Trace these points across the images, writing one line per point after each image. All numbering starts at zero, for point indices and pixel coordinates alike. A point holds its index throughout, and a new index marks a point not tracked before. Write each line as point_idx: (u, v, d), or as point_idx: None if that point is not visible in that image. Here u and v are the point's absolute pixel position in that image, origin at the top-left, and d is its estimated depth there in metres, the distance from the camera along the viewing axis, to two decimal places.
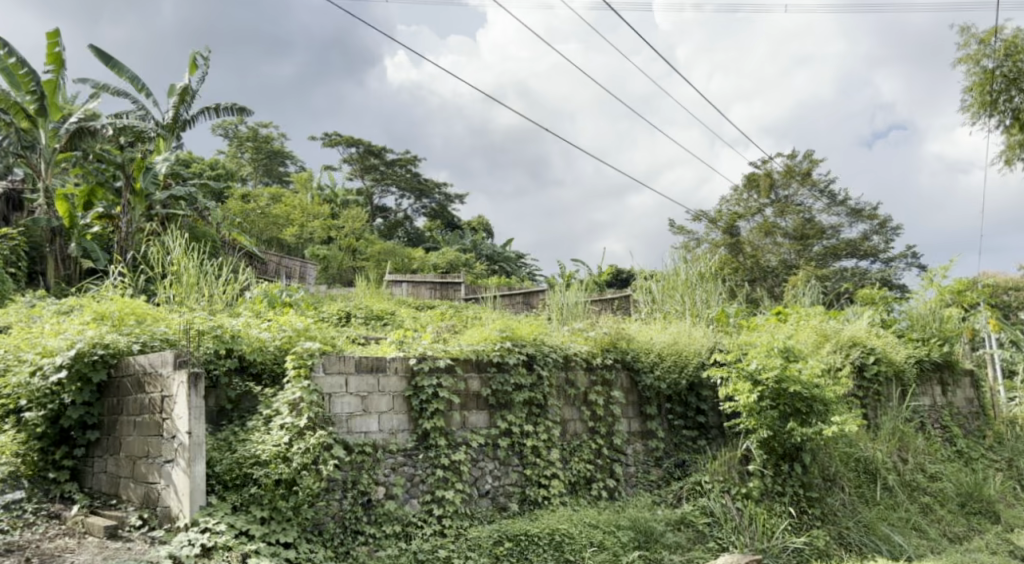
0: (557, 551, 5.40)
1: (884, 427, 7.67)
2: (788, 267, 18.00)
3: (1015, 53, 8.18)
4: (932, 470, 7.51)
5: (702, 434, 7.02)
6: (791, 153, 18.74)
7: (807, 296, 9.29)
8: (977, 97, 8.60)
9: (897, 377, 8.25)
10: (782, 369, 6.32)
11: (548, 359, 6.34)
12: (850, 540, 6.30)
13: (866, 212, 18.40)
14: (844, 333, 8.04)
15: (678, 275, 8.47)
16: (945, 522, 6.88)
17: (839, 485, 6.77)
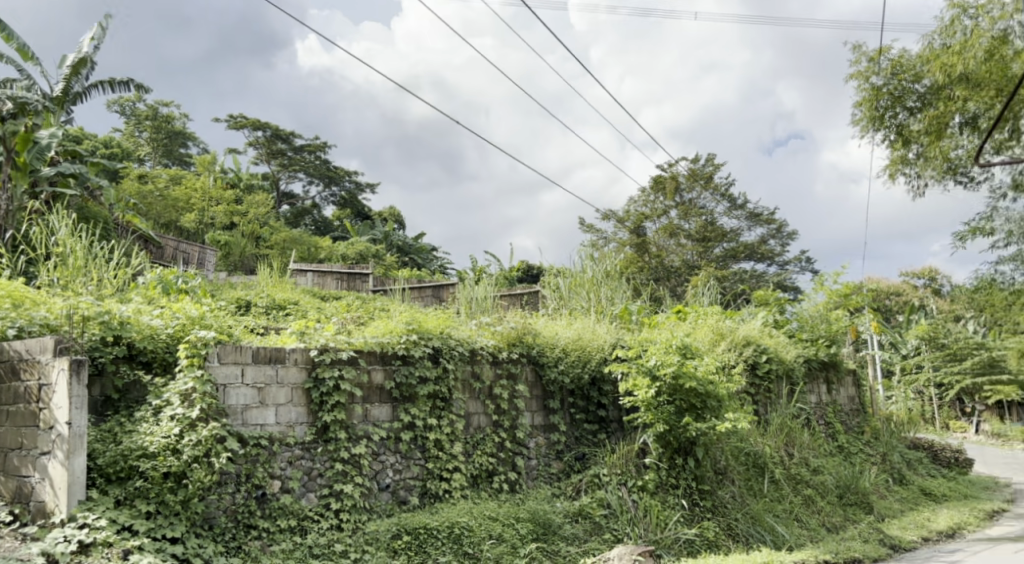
0: (455, 545, 5.42)
1: (773, 422, 8.04)
2: (689, 267, 18.64)
3: (900, 72, 8.73)
4: (815, 464, 7.91)
5: (602, 428, 7.19)
6: (695, 158, 19.37)
7: (706, 296, 9.63)
8: (867, 112, 9.09)
9: (787, 375, 8.67)
10: (679, 366, 6.52)
11: (454, 353, 6.33)
12: (737, 531, 6.58)
13: (763, 217, 19.38)
14: (739, 332, 8.37)
15: (585, 272, 8.64)
16: (824, 513, 7.28)
17: (729, 479, 7.07)
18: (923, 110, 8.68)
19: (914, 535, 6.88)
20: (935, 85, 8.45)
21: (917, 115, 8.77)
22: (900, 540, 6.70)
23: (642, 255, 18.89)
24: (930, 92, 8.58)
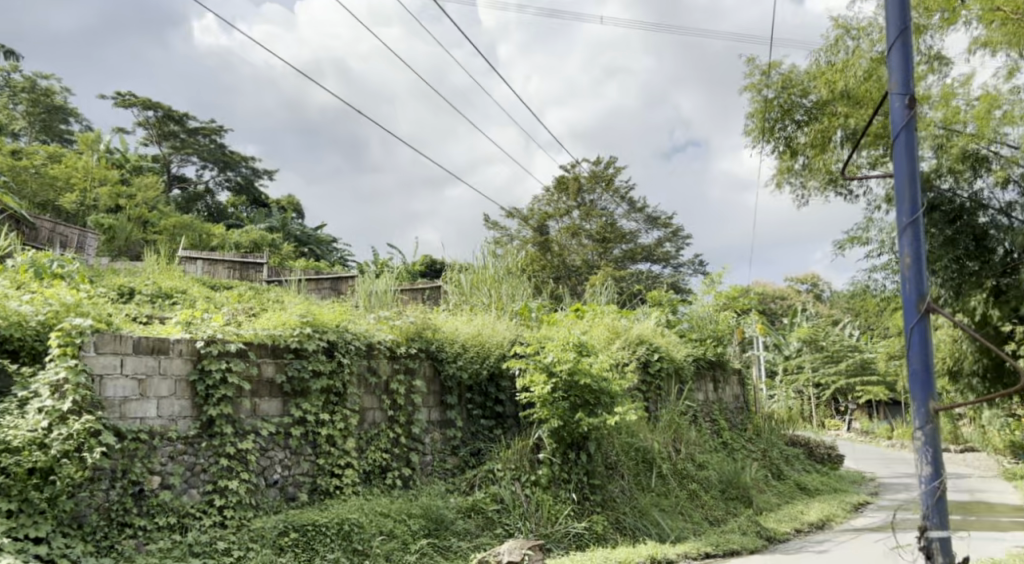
0: (344, 541, 5.34)
1: (662, 419, 8.31)
2: (589, 267, 19.01)
3: (790, 87, 9.19)
4: (700, 459, 8.22)
5: (498, 423, 7.22)
6: (597, 160, 19.75)
7: (603, 295, 9.84)
8: (758, 123, 9.56)
9: (677, 373, 8.98)
10: (575, 362, 6.63)
11: (349, 347, 6.22)
12: (625, 524, 6.76)
13: (660, 221, 19.98)
14: (633, 331, 8.60)
15: (487, 268, 8.68)
16: (707, 506, 7.56)
17: (619, 473, 7.26)
18: (809, 124, 9.13)
19: (788, 527, 7.27)
20: (820, 101, 8.90)
21: (803, 128, 9.22)
22: (775, 531, 7.05)
23: (545, 254, 19.14)
24: (815, 107, 9.04)
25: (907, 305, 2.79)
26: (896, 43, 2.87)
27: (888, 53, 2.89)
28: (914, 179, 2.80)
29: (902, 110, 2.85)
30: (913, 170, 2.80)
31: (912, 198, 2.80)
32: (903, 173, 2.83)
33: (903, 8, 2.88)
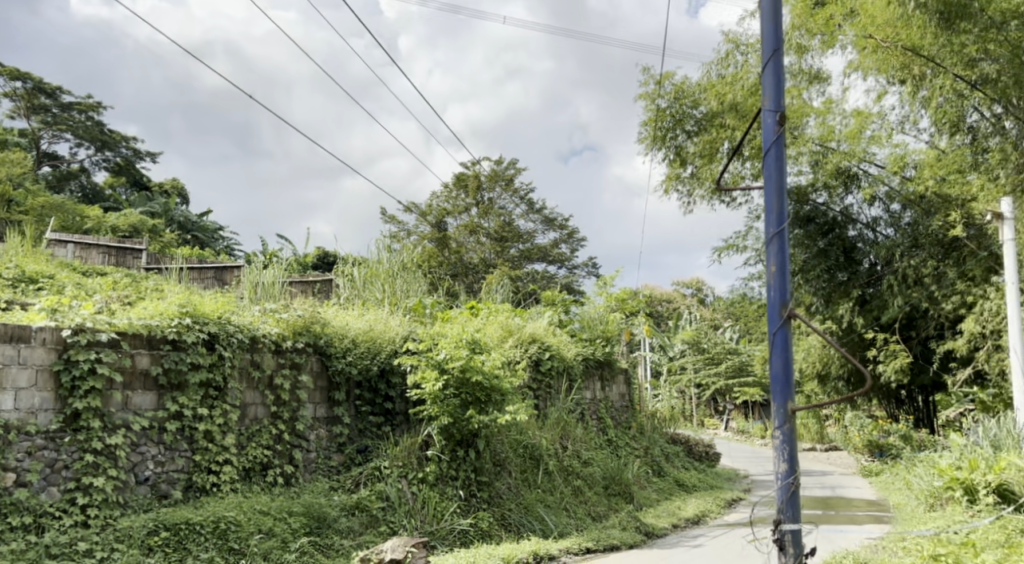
0: (219, 540, 5.14)
1: (551, 416, 8.43)
2: (485, 265, 19.09)
3: (682, 98, 9.51)
4: (586, 456, 8.38)
5: (387, 420, 7.13)
6: (498, 159, 19.84)
7: (498, 293, 9.90)
8: (652, 131, 9.84)
9: (566, 371, 9.14)
10: (467, 359, 6.64)
11: (232, 340, 5.99)
12: (510, 521, 6.83)
13: (557, 223, 20.28)
14: (526, 330, 8.69)
15: (381, 263, 8.55)
16: (590, 502, 7.74)
17: (507, 470, 7.31)
18: (699, 134, 9.52)
19: (666, 522, 7.53)
20: (709, 113, 9.31)
21: (693, 138, 9.60)
22: (653, 527, 7.29)
23: (442, 250, 18.78)
24: (705, 119, 9.42)
25: (771, 310, 2.93)
26: (770, 62, 3.01)
27: (762, 72, 3.02)
28: (781, 193, 2.95)
29: (773, 126, 2.99)
30: (781, 184, 2.95)
31: (779, 211, 2.94)
32: (773, 187, 2.97)
33: (777, 30, 3.03)
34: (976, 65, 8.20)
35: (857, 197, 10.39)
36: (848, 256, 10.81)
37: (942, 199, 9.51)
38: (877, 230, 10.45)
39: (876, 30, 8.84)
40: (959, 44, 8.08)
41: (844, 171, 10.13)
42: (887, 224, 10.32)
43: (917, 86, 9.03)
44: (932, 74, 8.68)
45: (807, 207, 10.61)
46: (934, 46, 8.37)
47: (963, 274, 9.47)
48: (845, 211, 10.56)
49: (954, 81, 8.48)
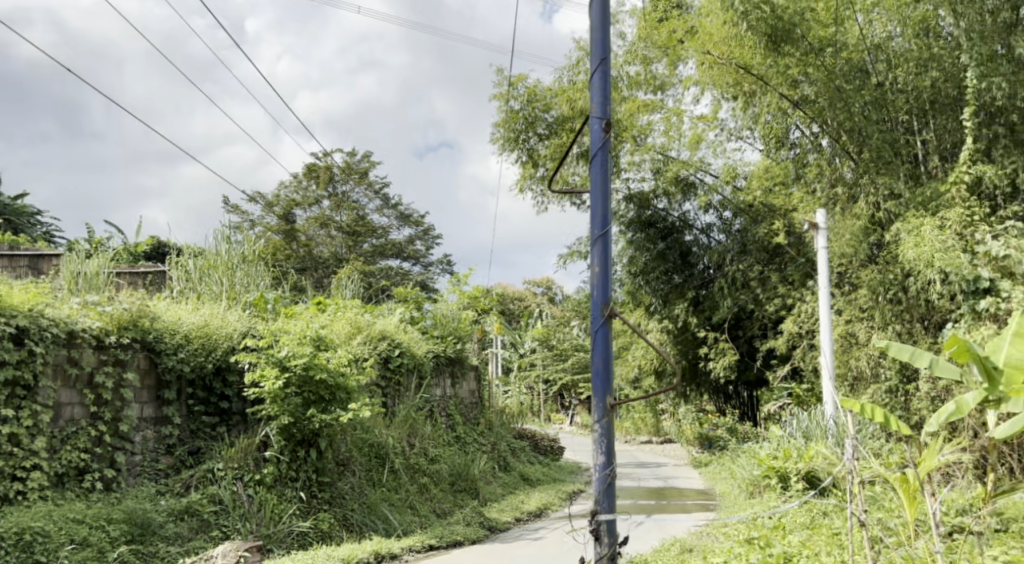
0: (23, 554, 4.73)
1: (399, 414, 8.29)
2: (336, 260, 18.64)
3: (534, 101, 9.73)
4: (432, 453, 8.34)
5: (222, 421, 6.74)
6: (352, 152, 19.42)
7: (347, 288, 9.64)
8: (506, 132, 9.96)
9: (417, 368, 9.01)
10: (311, 357, 6.45)
11: (44, 334, 5.52)
12: (352, 521, 6.69)
13: (412, 219, 20.13)
14: (375, 327, 8.51)
15: (220, 255, 8.10)
16: (435, 500, 7.71)
17: (350, 471, 7.14)
18: (550, 138, 9.77)
19: (508, 516, 7.64)
20: (561, 117, 9.64)
21: (545, 141, 9.83)
22: (496, 522, 7.38)
23: (289, 243, 18.44)
24: (556, 123, 9.70)
25: (594, 308, 3.04)
26: (598, 71, 3.12)
27: (590, 79, 3.13)
28: (606, 198, 3.06)
29: (600, 133, 3.10)
30: (606, 190, 3.06)
31: (603, 214, 3.06)
32: (598, 191, 3.08)
33: (605, 39, 3.14)
34: (798, 86, 9.00)
35: (692, 205, 11.03)
36: (684, 260, 11.46)
37: (768, 209, 10.24)
38: (710, 236, 11.14)
39: (714, 47, 9.57)
40: (784, 67, 8.91)
41: (682, 179, 10.76)
42: (719, 231, 11.04)
43: (747, 102, 9.72)
44: (761, 91, 9.39)
45: (648, 211, 11.21)
46: (763, 65, 9.15)
47: (783, 279, 10.20)
48: (682, 216, 11.22)
49: (779, 100, 9.23)
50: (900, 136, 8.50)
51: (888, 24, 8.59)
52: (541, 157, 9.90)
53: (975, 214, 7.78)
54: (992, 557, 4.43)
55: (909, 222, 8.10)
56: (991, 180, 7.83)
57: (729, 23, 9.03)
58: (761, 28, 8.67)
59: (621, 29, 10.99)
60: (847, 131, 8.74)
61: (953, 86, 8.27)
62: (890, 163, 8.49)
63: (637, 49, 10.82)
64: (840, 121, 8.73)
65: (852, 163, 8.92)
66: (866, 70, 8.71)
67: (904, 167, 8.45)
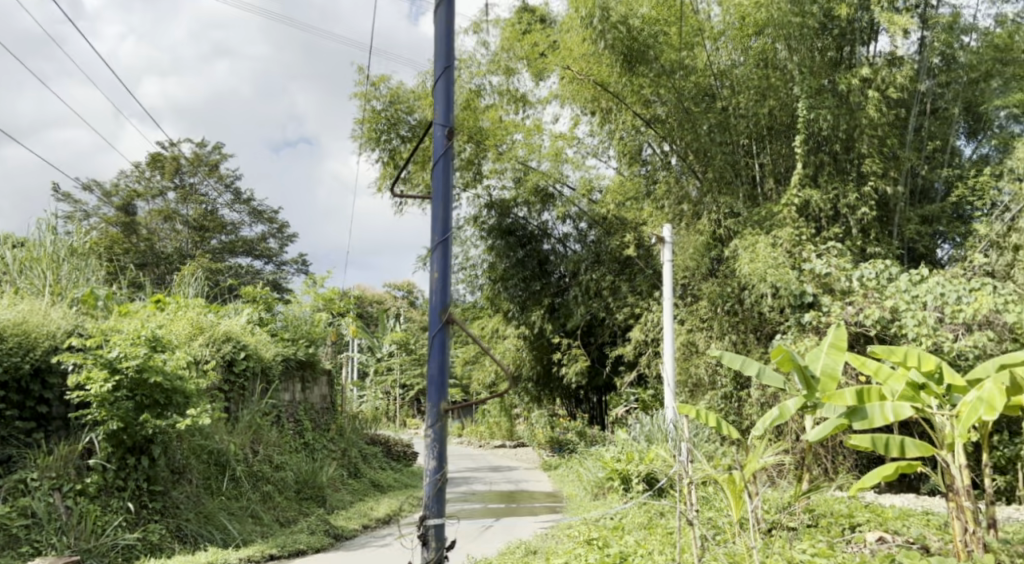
0: None
1: (242, 419, 7.89)
2: (181, 256, 17.64)
3: (397, 102, 9.69)
4: (278, 460, 8.02)
5: (39, 426, 6.17)
6: (201, 143, 18.47)
7: (191, 286, 9.12)
8: (367, 131, 9.77)
9: (263, 372, 8.57)
10: (145, 358, 6.07)
11: None
12: (186, 532, 6.32)
13: (265, 215, 19.40)
14: (219, 328, 8.09)
15: (43, 246, 7.43)
16: (279, 508, 7.43)
17: (186, 478, 6.75)
18: (411, 140, 9.71)
19: (356, 523, 7.49)
20: (423, 120, 9.64)
21: (407, 143, 9.77)
22: (342, 529, 7.21)
23: (128, 236, 17.21)
24: (418, 126, 9.72)
25: (432, 312, 3.05)
26: (441, 77, 3.13)
27: (433, 85, 3.13)
28: (447, 203, 3.08)
29: (443, 140, 3.11)
30: (447, 195, 3.08)
31: (444, 219, 3.07)
32: (439, 195, 3.10)
33: (450, 49, 3.16)
34: (651, 106, 9.46)
35: (551, 214, 11.31)
36: (541, 268, 11.78)
37: (620, 222, 10.59)
38: (566, 245, 11.50)
39: (573, 62, 9.80)
40: (637, 86, 9.31)
41: (542, 190, 10.98)
42: (575, 240, 11.39)
43: (604, 119, 10.13)
44: (616, 108, 9.73)
45: (508, 218, 11.40)
46: (618, 83, 9.48)
47: (633, 289, 10.58)
48: (541, 225, 11.49)
49: (633, 118, 9.68)
50: (740, 159, 9.28)
51: (732, 52, 9.15)
52: (404, 160, 9.83)
53: (803, 235, 8.47)
54: (801, 550, 4.85)
55: (746, 239, 8.61)
56: (817, 205, 8.57)
57: (588, 40, 9.28)
58: (618, 47, 9.04)
59: (484, 38, 11.10)
60: (693, 151, 9.38)
61: (787, 116, 9.03)
62: (731, 184, 9.30)
63: (502, 59, 10.94)
64: (687, 141, 9.30)
65: (697, 182, 9.46)
66: (714, 94, 9.26)
67: (742, 188, 9.27)
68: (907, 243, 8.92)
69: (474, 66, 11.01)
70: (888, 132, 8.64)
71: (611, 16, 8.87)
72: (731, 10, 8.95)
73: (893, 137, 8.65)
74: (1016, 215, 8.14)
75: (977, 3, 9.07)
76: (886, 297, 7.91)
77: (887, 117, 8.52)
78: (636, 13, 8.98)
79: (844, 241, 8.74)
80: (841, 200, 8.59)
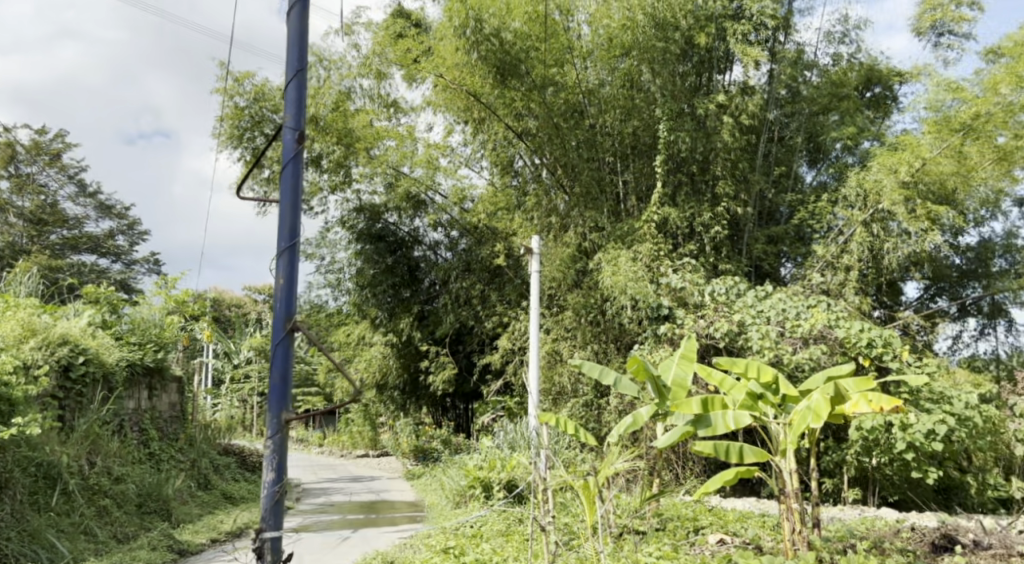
0: None
1: (79, 428, 7.33)
2: (15, 251, 16.24)
3: (261, 100, 9.38)
4: (118, 472, 7.50)
5: None
6: (42, 130, 17.14)
7: (24, 285, 8.40)
8: (228, 129, 9.39)
9: (104, 379, 7.98)
10: None
11: None
12: (6, 551, 5.76)
13: (114, 211, 18.22)
14: (54, 330, 7.49)
15: None
16: (117, 523, 6.95)
17: (9, 493, 6.19)
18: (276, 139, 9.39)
19: (203, 538, 7.13)
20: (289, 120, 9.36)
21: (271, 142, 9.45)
22: (188, 544, 6.85)
23: None
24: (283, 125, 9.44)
25: (276, 321, 2.94)
26: (293, 80, 3.04)
27: (285, 88, 3.04)
28: (296, 209, 2.99)
29: (293, 144, 3.03)
30: (295, 199, 2.99)
31: (291, 225, 2.98)
32: (288, 200, 3.00)
33: (302, 51, 3.09)
34: (522, 120, 9.61)
35: (422, 221, 11.28)
36: (411, 275, 11.67)
37: (491, 232, 10.67)
38: (437, 252, 11.53)
39: (446, 70, 9.80)
40: (510, 99, 9.47)
41: (413, 196, 10.88)
42: (446, 248, 11.42)
43: (477, 127, 10.16)
44: (488, 119, 9.84)
45: (378, 224, 11.28)
46: (490, 95, 9.59)
47: (501, 297, 10.71)
48: (412, 232, 11.42)
49: (505, 131, 9.82)
50: (606, 175, 9.60)
51: (600, 72, 9.42)
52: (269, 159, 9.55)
53: (661, 250, 8.84)
54: (647, 553, 5.05)
55: (609, 253, 8.90)
56: (675, 222, 8.99)
57: (461, 50, 9.36)
58: (490, 60, 9.17)
59: (355, 40, 10.94)
60: (562, 165, 9.63)
61: (649, 135, 9.46)
62: (596, 200, 9.58)
63: (374, 64, 10.88)
64: (556, 155, 9.55)
65: (565, 197, 9.71)
66: (582, 111, 9.53)
67: (608, 204, 9.59)
68: (754, 261, 9.50)
69: (345, 68, 10.84)
70: (740, 156, 9.20)
71: (484, 28, 9.03)
72: (600, 32, 9.27)
73: (744, 161, 9.21)
74: (848, 238, 8.88)
75: (816, 42, 9.95)
76: (734, 311, 8.42)
77: (740, 142, 9.07)
78: (508, 27, 9.10)
79: (698, 257, 9.19)
80: (697, 219, 9.06)
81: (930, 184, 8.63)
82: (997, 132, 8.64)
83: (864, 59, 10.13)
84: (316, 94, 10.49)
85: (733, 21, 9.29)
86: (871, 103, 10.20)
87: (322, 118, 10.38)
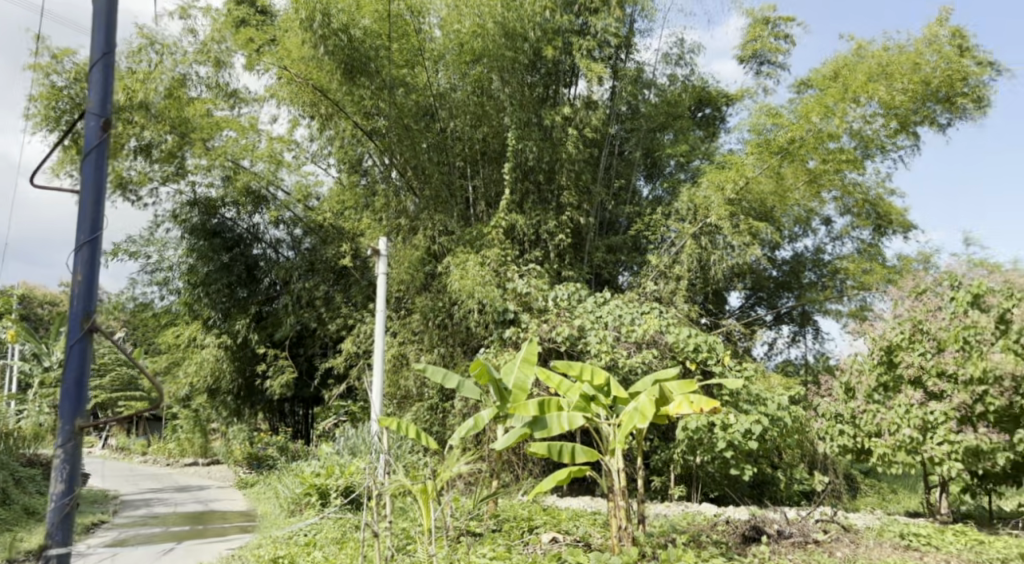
0: None
1: None
2: None
3: (82, 80, 8.66)
4: None
5: None
6: None
7: None
8: (42, 109, 8.59)
9: None
10: None
11: None
12: None
13: None
14: None
15: None
16: None
17: None
18: None
19: None
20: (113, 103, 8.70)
21: None
22: None
23: None
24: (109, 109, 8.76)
25: (71, 321, 2.65)
26: (99, 62, 2.74)
27: (90, 68, 2.73)
28: (99, 201, 2.70)
29: (97, 129, 2.73)
30: (100, 191, 2.70)
31: (93, 219, 2.68)
32: (90, 192, 2.70)
33: (109, 30, 2.78)
34: (371, 118, 9.48)
35: (262, 218, 10.85)
36: (249, 273, 11.19)
37: (337, 231, 10.42)
38: (278, 251, 11.10)
39: (291, 64, 9.42)
40: (358, 96, 9.25)
41: (253, 192, 10.42)
42: (288, 246, 11.08)
43: (323, 123, 9.90)
44: (334, 116, 9.59)
45: (214, 219, 10.73)
46: (338, 91, 9.33)
47: (347, 299, 10.48)
48: (251, 228, 10.96)
49: (353, 128, 9.62)
50: (455, 180, 9.69)
51: (450, 75, 9.39)
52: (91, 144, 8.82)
53: (508, 255, 8.99)
54: (481, 554, 5.08)
55: (457, 257, 8.93)
56: (521, 228, 9.17)
57: (308, 43, 8.97)
58: (338, 55, 8.88)
59: (192, 25, 10.35)
60: (411, 167, 9.53)
61: (497, 142, 9.63)
62: (446, 204, 9.63)
63: (212, 51, 10.19)
64: (405, 157, 9.48)
65: (414, 198, 9.65)
66: (433, 114, 9.52)
67: (457, 208, 9.66)
68: (594, 269, 9.87)
69: (178, 53, 10.02)
70: (583, 168, 9.55)
71: (332, 23, 8.68)
72: (451, 36, 9.14)
73: (586, 172, 9.59)
74: (679, 250, 9.41)
75: (655, 62, 10.34)
76: (575, 316, 8.67)
77: (583, 154, 9.40)
78: (357, 24, 8.86)
79: (543, 264, 9.42)
80: (542, 226, 9.30)
81: (750, 201, 9.31)
82: (808, 157, 9.34)
83: (696, 81, 10.73)
84: (145, 79, 9.51)
85: (579, 37, 9.63)
86: (702, 123, 10.99)
87: (153, 105, 9.55)
